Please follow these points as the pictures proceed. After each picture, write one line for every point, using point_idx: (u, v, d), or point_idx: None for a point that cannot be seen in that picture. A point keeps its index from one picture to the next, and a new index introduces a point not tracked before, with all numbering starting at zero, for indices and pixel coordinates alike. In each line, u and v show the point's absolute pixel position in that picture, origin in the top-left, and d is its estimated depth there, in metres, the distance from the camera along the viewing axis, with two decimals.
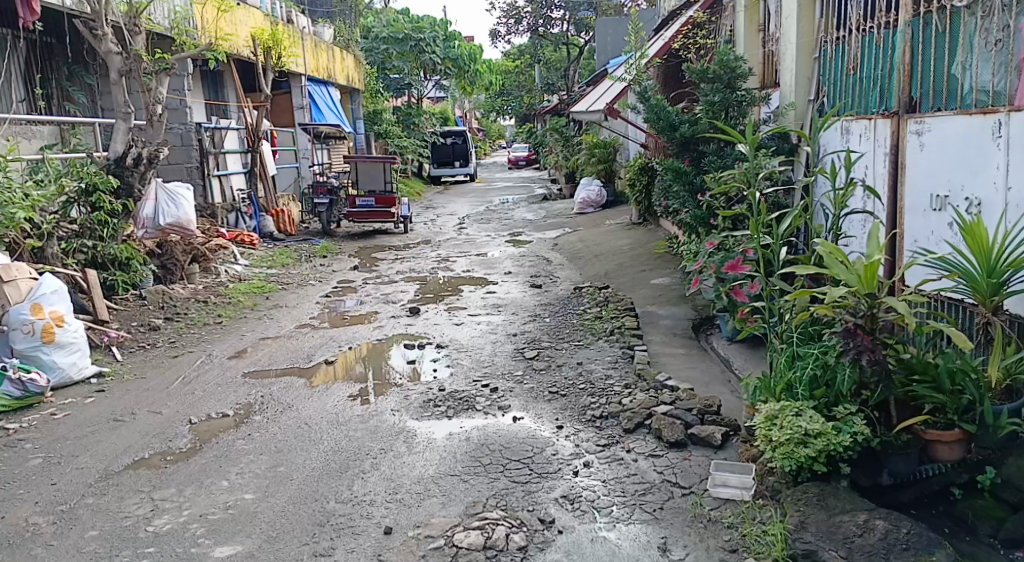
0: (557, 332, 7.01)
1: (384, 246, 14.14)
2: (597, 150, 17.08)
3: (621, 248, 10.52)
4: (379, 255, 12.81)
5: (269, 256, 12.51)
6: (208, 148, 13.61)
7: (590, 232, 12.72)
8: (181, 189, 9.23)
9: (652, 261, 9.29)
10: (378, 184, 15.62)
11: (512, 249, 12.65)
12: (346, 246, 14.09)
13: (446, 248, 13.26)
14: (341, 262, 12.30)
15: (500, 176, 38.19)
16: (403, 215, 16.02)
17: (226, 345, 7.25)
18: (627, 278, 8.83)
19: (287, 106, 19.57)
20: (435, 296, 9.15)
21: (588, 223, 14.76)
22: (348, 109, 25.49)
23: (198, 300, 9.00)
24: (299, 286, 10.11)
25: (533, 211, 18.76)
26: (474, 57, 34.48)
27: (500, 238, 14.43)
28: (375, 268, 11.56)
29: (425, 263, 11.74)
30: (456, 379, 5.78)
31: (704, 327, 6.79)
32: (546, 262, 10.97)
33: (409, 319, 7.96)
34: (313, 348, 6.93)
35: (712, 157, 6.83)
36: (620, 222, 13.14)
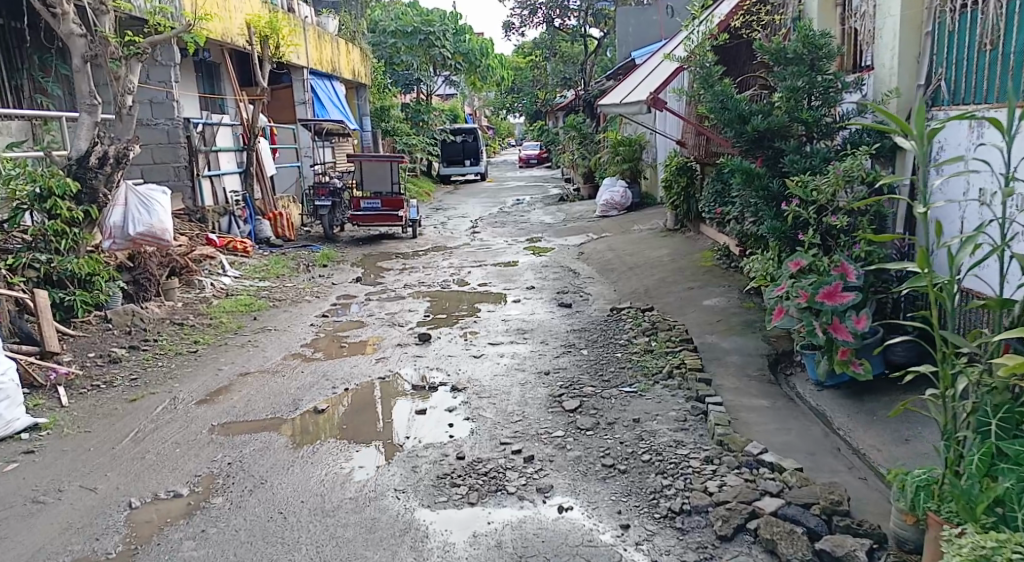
0: (599, 368, 5.71)
1: (391, 253, 12.88)
2: (621, 148, 15.74)
3: (659, 259, 9.23)
4: (385, 265, 11.56)
5: (263, 265, 11.28)
6: (198, 145, 12.37)
7: (619, 238, 11.43)
8: (156, 192, 7.98)
9: (699, 277, 8.00)
10: (384, 185, 14.37)
11: (532, 259, 11.38)
12: (349, 253, 12.84)
13: (458, 257, 11.99)
14: (342, 273, 11.05)
15: (512, 175, 36.93)
16: (412, 219, 14.76)
17: (198, 382, 6.00)
18: (673, 298, 7.52)
19: (289, 101, 18.32)
20: (448, 317, 7.90)
21: (613, 229, 13.47)
22: (354, 105, 24.21)
23: (174, 322, 7.75)
24: (293, 303, 8.86)
25: (551, 213, 17.46)
26: (486, 51, 33.15)
27: (517, 244, 13.16)
28: (380, 280, 10.30)
29: (437, 275, 10.48)
30: (478, 442, 4.49)
31: (781, 366, 5.56)
32: (573, 275, 9.69)
33: (417, 346, 6.71)
34: (301, 389, 5.68)
35: (791, 155, 5.53)
36: (652, 228, 11.84)
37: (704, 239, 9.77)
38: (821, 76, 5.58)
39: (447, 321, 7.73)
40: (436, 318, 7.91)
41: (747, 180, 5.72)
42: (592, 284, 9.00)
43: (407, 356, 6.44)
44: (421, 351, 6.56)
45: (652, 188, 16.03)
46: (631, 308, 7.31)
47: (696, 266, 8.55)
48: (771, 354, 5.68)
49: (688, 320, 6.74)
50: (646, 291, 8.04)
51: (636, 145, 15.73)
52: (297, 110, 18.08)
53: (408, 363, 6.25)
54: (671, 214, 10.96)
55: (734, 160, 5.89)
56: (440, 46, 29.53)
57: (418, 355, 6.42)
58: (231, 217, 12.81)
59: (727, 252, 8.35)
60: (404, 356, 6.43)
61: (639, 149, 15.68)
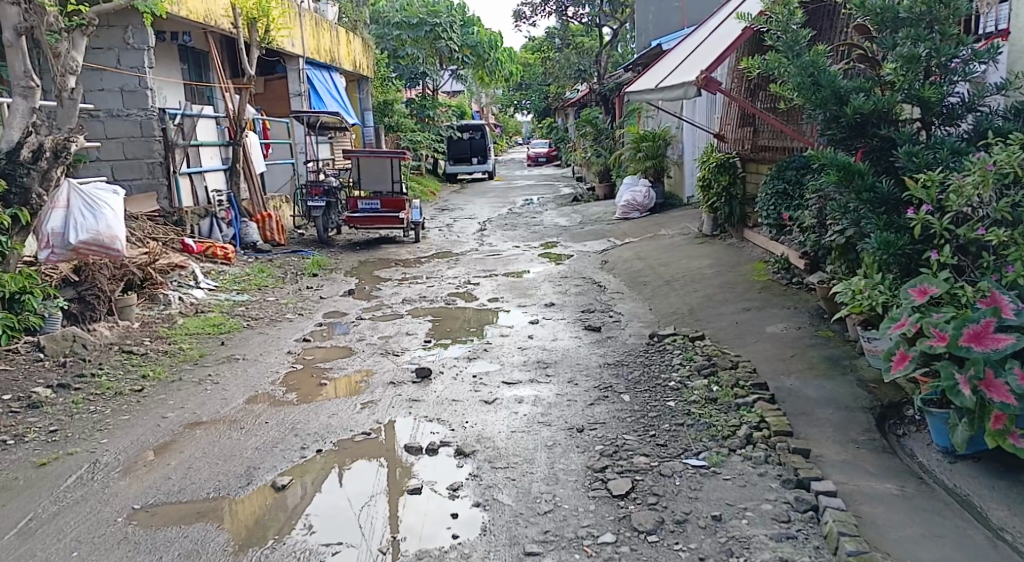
0: (649, 424, 4.38)
1: (390, 260, 11.58)
2: (643, 144, 14.38)
3: (700, 272, 7.88)
4: (382, 274, 10.28)
5: (246, 274, 10.01)
6: (176, 139, 11.08)
7: (646, 245, 10.08)
8: (106, 193, 6.70)
9: (755, 296, 6.68)
10: (383, 184, 13.18)
11: (548, 268, 10.08)
12: (344, 260, 11.57)
13: (466, 265, 10.65)
14: (334, 283, 9.77)
15: (520, 173, 35.64)
16: (414, 221, 13.44)
17: (131, 438, 4.68)
18: (727, 322, 6.22)
19: (283, 93, 17.02)
20: (453, 343, 6.58)
21: (636, 233, 12.11)
22: (355, 99, 22.87)
23: (123, 348, 6.44)
24: (271, 322, 7.53)
25: (565, 214, 16.16)
26: (495, 44, 31.81)
27: (531, 250, 11.85)
28: (376, 293, 8.98)
29: (442, 287, 9.14)
30: (493, 551, 3.18)
31: (890, 424, 4.28)
32: (598, 289, 8.37)
33: (414, 385, 5.38)
34: (263, 448, 4.38)
35: (904, 147, 4.23)
36: (683, 232, 10.50)
37: (750, 248, 8.42)
38: (945, 42, 4.26)
39: (452, 347, 6.40)
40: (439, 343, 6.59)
41: (843, 178, 4.42)
42: (623, 300, 7.66)
43: (401, 398, 5.12)
44: (420, 392, 5.24)
45: (677, 187, 14.68)
46: (678, 335, 5.98)
47: (747, 282, 7.22)
48: (874, 408, 4.39)
49: (752, 353, 5.41)
50: (692, 311, 6.70)
51: (660, 140, 14.37)
52: (292, 103, 16.77)
53: (402, 410, 4.92)
54: (708, 217, 9.62)
55: (824, 152, 4.57)
56: (446, 38, 28.23)
57: (416, 397, 5.11)
58: (213, 219, 11.52)
59: (785, 264, 7.02)
60: (397, 400, 5.10)
61: (663, 145, 14.34)
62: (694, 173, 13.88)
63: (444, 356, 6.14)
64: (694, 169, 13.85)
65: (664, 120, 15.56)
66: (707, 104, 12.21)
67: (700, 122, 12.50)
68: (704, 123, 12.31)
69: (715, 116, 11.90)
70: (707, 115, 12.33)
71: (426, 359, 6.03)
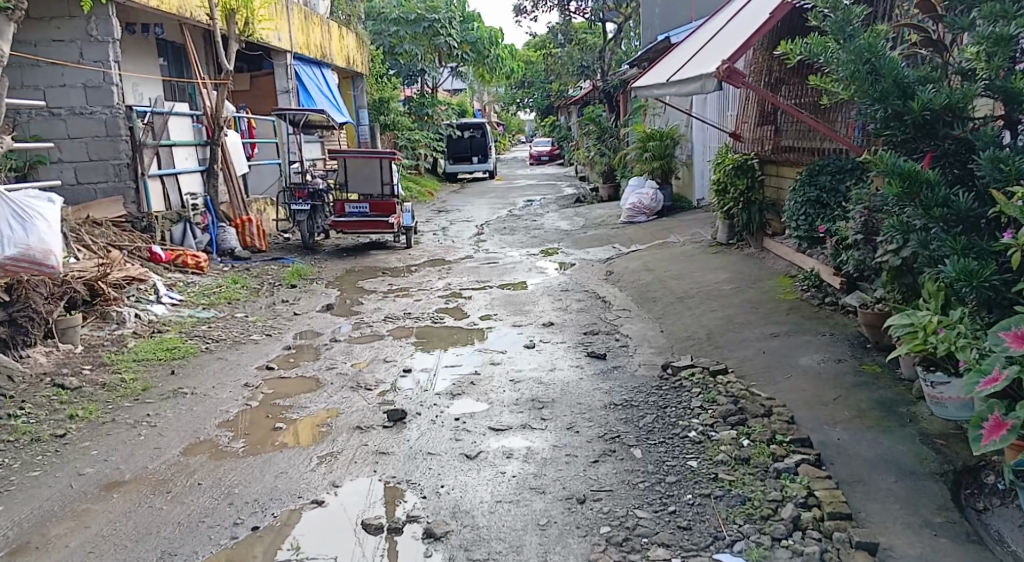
0: (667, 496, 3.54)
1: (378, 269, 10.74)
2: (650, 143, 13.51)
3: (717, 287, 7.03)
4: (367, 285, 9.45)
5: (217, 285, 9.19)
6: (145, 139, 10.26)
7: (655, 254, 9.23)
8: (40, 202, 5.89)
9: (783, 319, 5.85)
10: (372, 187, 12.31)
11: (548, 279, 9.25)
12: (328, 268, 10.74)
13: (458, 274, 9.80)
14: (313, 295, 8.93)
15: (521, 173, 34.79)
16: (406, 226, 12.58)
17: (32, 505, 3.83)
18: (753, 351, 5.39)
19: (271, 90, 16.19)
20: (438, 372, 5.73)
21: (643, 240, 11.24)
22: (349, 97, 22.04)
23: (55, 378, 5.59)
24: (233, 344, 6.70)
25: (566, 217, 15.32)
26: (495, 40, 30.96)
27: (529, 258, 11.01)
28: (356, 308, 8.14)
29: (430, 301, 8.30)
30: None
31: (967, 495, 3.47)
32: (603, 305, 7.53)
33: (385, 432, 4.53)
34: (188, 523, 3.54)
35: (988, 151, 3.40)
36: (694, 240, 9.66)
37: (772, 260, 7.57)
38: None
39: (435, 379, 5.56)
40: (421, 373, 5.74)
41: (907, 190, 3.58)
42: (631, 320, 6.81)
43: (368, 450, 4.28)
44: (391, 441, 4.40)
45: (686, 189, 13.81)
46: (696, 368, 5.13)
47: (771, 301, 6.37)
48: (945, 474, 3.55)
49: (786, 394, 4.57)
50: (710, 336, 5.85)
51: (668, 139, 13.50)
52: (279, 100, 15.93)
53: (366, 466, 4.07)
54: (723, 224, 8.76)
55: (884, 156, 3.72)
56: (445, 34, 27.38)
57: (385, 448, 4.27)
58: (186, 224, 10.70)
59: (816, 281, 6.18)
60: (362, 452, 4.26)
61: (671, 145, 13.48)
62: (705, 174, 13.01)
63: (424, 391, 5.29)
64: (705, 170, 12.98)
65: (672, 118, 14.69)
66: (721, 99, 11.35)
67: (714, 118, 11.62)
68: (718, 120, 11.44)
69: (730, 112, 11.03)
70: (720, 112, 11.47)
71: (404, 395, 5.19)
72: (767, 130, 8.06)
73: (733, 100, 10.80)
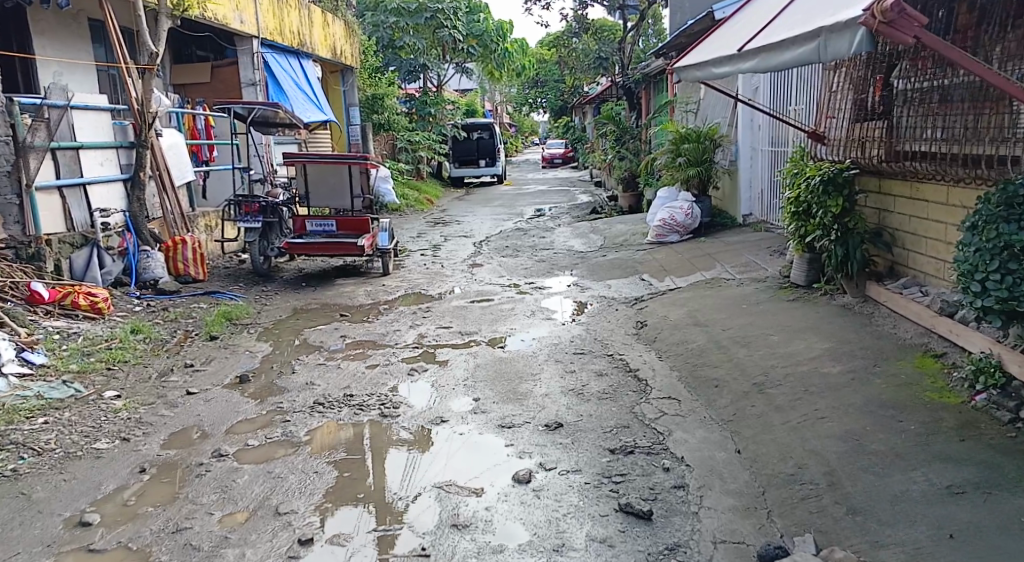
0: None
1: (339, 307, 8.35)
2: (684, 146, 11.05)
3: (814, 371, 4.57)
4: (314, 335, 7.05)
5: (109, 336, 6.83)
6: (35, 140, 7.88)
7: (703, 297, 6.75)
8: None
9: (960, 453, 3.44)
10: (340, 199, 9.99)
11: (557, 330, 6.83)
12: (275, 305, 8.36)
13: (437, 320, 7.39)
14: (234, 352, 6.54)
15: (533, 177, 32.39)
16: (382, 247, 10.07)
17: None
18: (929, 532, 2.98)
19: (234, 83, 13.85)
20: (434, 406, 4.94)
21: (680, 270, 8.75)
22: (337, 93, 19.70)
23: None
24: (62, 462, 4.31)
25: (581, 233, 12.90)
26: (505, 34, 28.55)
27: (535, 293, 8.60)
28: (282, 378, 5.73)
29: (389, 366, 5.89)
30: None
31: None
32: (638, 386, 5.06)
33: (385, 484, 3.86)
34: None
35: None
36: (754, 277, 7.21)
37: (889, 322, 5.10)
38: None
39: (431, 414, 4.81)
40: (415, 406, 4.95)
41: None
42: (682, 423, 4.36)
43: (371, 506, 3.64)
44: (391, 499, 3.70)
45: (729, 201, 11.31)
46: None
47: (916, 409, 3.90)
48: None
49: None
50: (831, 482, 3.43)
51: (707, 141, 11.00)
52: (245, 95, 13.70)
53: (367, 542, 3.34)
54: (800, 259, 6.31)
55: None
56: (450, 26, 25.01)
57: (386, 517, 3.52)
58: (93, 249, 8.40)
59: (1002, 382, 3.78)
60: (344, 527, 3.46)
61: (711, 148, 10.99)
62: (754, 183, 10.51)
63: (353, 542, 3.35)
64: (754, 177, 10.48)
65: (709, 116, 12.22)
66: (778, 84, 8.83)
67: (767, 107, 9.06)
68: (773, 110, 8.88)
69: (790, 100, 8.47)
70: (774, 101, 8.98)
71: (402, 438, 4.45)
72: (874, 127, 5.69)
73: (796, 84, 8.26)
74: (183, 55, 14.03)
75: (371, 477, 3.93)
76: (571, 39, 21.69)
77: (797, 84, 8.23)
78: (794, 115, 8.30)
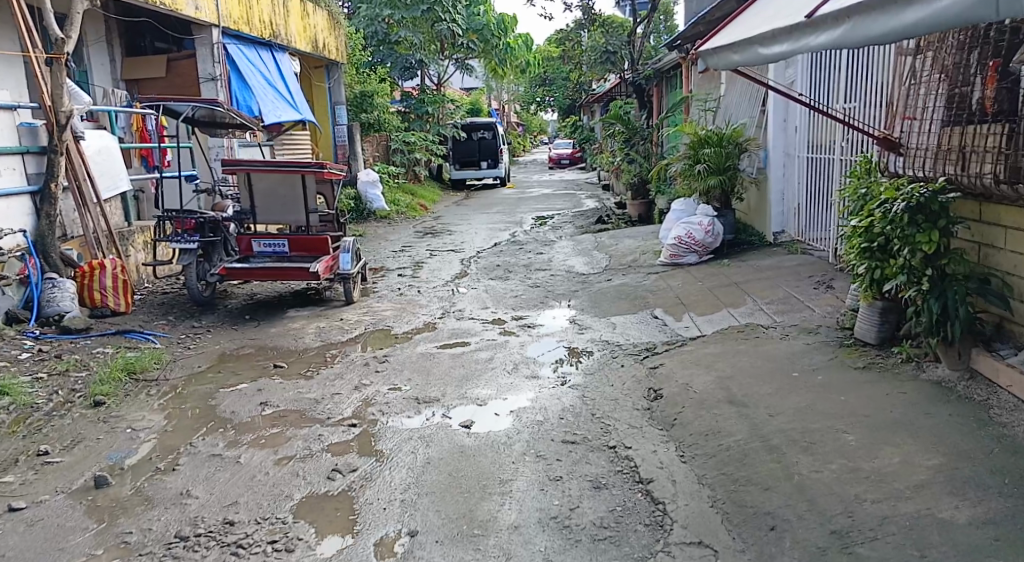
0: None
1: (279, 350, 6.78)
2: (704, 150, 9.37)
3: (926, 518, 2.97)
4: (230, 398, 5.47)
5: None
6: None
7: (735, 355, 5.12)
8: None
9: None
10: (294, 215, 8.35)
11: (544, 395, 5.22)
12: (201, 349, 6.80)
13: (393, 374, 5.80)
14: (114, 429, 4.96)
15: (538, 178, 30.81)
16: (343, 272, 8.28)
17: None
18: None
19: (191, 78, 12.26)
20: (422, 450, 4.38)
21: (700, 306, 7.11)
22: (322, 90, 18.10)
23: None
24: None
25: (583, 249, 11.28)
26: (508, 28, 26.89)
27: (523, 332, 7.01)
28: (153, 482, 4.13)
29: (309, 458, 4.30)
30: None
31: None
32: (650, 515, 3.44)
33: (360, 537, 3.47)
34: None
35: None
36: (800, 324, 5.59)
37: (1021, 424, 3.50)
38: None
39: (417, 456, 4.29)
40: (399, 447, 4.44)
41: None
42: None
43: None
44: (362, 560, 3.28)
45: (757, 214, 9.64)
46: None
47: None
48: None
49: None
50: None
51: (730, 145, 9.32)
52: (203, 91, 12.14)
53: None
54: (868, 308, 4.75)
55: None
56: (448, 20, 23.41)
57: None
58: None
59: None
60: None
61: (734, 152, 9.31)
62: (789, 195, 8.86)
63: None
64: (790, 188, 8.84)
65: (735, 115, 10.52)
66: (830, 73, 7.16)
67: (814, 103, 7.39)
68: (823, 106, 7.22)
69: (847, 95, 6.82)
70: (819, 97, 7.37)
71: (381, 483, 3.97)
72: (983, 133, 4.08)
73: (856, 71, 6.58)
74: (137, 48, 12.42)
75: (345, 528, 3.54)
76: (578, 33, 20.07)
77: (857, 73, 6.55)
78: (850, 113, 6.64)
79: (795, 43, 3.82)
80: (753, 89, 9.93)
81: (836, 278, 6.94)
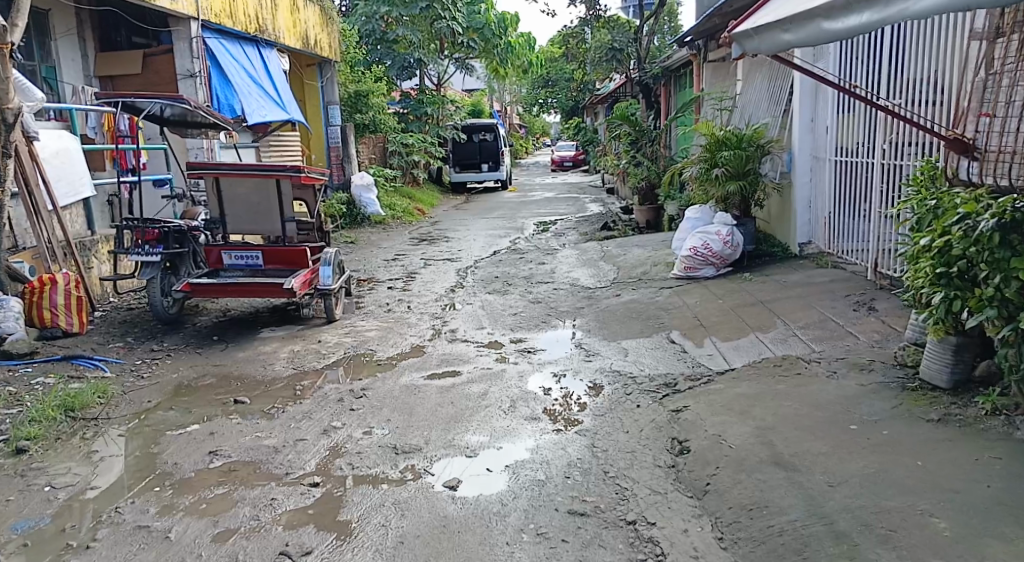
0: None
1: (245, 379, 5.96)
2: (721, 153, 8.54)
3: None
4: (179, 443, 4.67)
5: None
6: None
7: (773, 397, 4.31)
8: None
9: None
10: (269, 225, 7.54)
11: (546, 442, 4.40)
12: (158, 380, 5.99)
13: (370, 411, 4.99)
14: (31, 486, 4.14)
15: (540, 182, 30.04)
16: (323, 287, 7.46)
17: None
18: None
19: (168, 75, 11.54)
20: (402, 517, 3.61)
21: (722, 329, 6.30)
22: (314, 89, 17.30)
23: None
24: None
25: (588, 259, 10.46)
26: (510, 27, 26.11)
27: (523, 358, 6.20)
28: None
29: (256, 534, 3.50)
30: None
31: None
32: None
33: None
34: None
35: None
36: (845, 358, 4.78)
37: None
38: None
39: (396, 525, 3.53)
40: (376, 513, 3.66)
41: None
42: None
43: None
44: None
45: (780, 222, 8.82)
46: None
47: None
48: None
49: None
50: None
51: (751, 147, 8.49)
52: (180, 88, 11.34)
53: None
54: (937, 345, 4.02)
55: None
56: (448, 18, 22.63)
57: None
58: None
59: None
60: None
61: (755, 155, 8.48)
62: (818, 203, 8.06)
63: None
64: (819, 195, 8.01)
65: (754, 116, 9.70)
66: (878, 65, 6.33)
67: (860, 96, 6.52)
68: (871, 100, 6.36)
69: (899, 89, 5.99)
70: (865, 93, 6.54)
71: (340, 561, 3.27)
72: None
73: (911, 62, 5.75)
74: (110, 43, 11.56)
75: None
76: (582, 30, 19.25)
77: (914, 64, 5.71)
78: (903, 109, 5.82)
79: (878, 13, 3.52)
80: (776, 87, 9.12)
81: (878, 300, 6.14)
